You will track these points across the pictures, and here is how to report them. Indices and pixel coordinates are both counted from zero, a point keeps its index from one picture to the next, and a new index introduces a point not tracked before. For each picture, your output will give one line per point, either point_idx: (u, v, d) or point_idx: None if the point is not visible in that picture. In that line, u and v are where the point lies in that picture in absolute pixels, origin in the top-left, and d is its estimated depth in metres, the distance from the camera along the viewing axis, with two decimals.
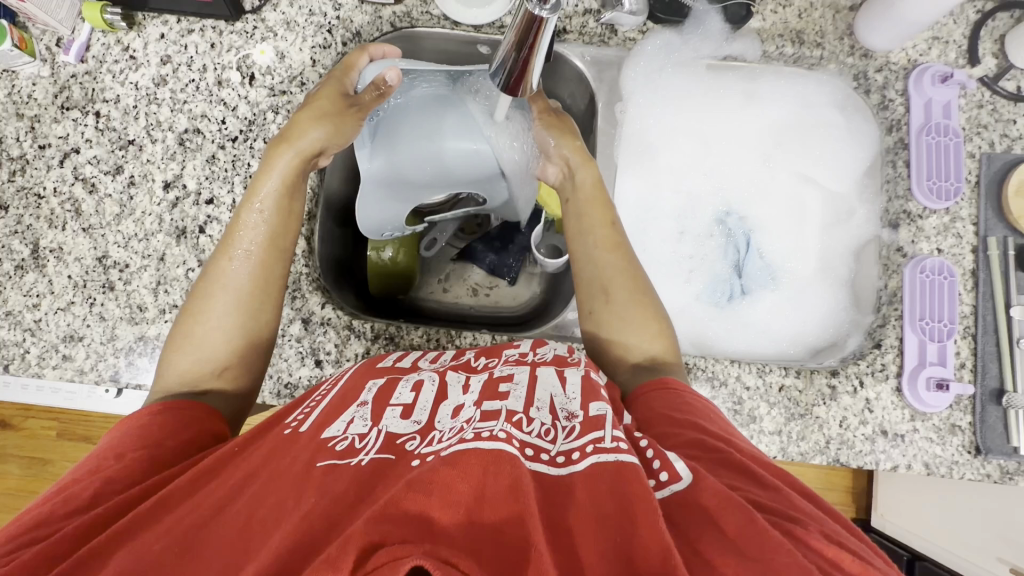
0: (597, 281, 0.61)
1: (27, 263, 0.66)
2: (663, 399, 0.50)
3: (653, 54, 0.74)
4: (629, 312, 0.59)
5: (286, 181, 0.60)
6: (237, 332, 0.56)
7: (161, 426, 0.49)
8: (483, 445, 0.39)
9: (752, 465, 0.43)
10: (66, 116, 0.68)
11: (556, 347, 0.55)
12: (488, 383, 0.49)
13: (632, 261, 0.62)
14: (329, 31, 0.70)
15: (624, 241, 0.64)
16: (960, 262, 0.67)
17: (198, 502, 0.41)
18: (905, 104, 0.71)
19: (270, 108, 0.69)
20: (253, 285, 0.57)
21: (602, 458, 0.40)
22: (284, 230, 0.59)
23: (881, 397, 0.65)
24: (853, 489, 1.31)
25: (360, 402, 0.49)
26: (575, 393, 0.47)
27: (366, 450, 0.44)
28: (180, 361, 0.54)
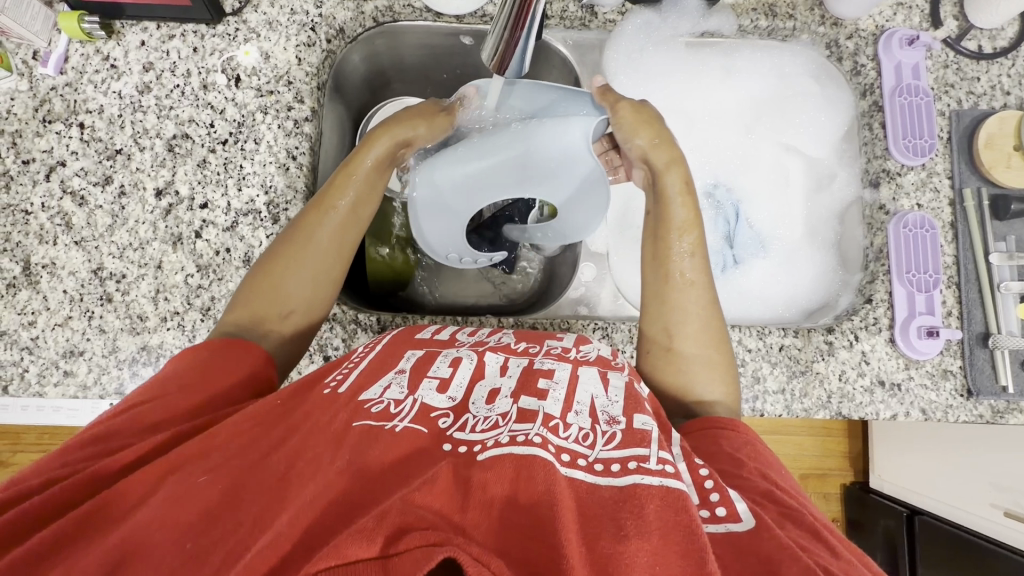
0: (669, 325, 0.59)
1: (19, 281, 0.64)
2: (730, 440, 0.51)
3: (632, 35, 0.76)
4: (700, 361, 0.58)
5: (377, 164, 0.62)
6: (313, 291, 0.57)
7: (201, 366, 0.49)
8: (517, 449, 0.41)
9: (825, 532, 0.42)
10: (48, 129, 0.67)
11: (598, 346, 0.56)
12: (527, 375, 0.49)
13: (715, 307, 0.60)
14: (312, 29, 0.70)
15: (708, 279, 0.60)
16: (939, 215, 0.70)
17: (243, 444, 0.42)
18: (876, 68, 0.74)
19: (259, 108, 0.68)
20: (334, 248, 0.59)
21: (647, 480, 0.40)
22: (366, 205, 0.61)
23: (876, 349, 0.68)
24: (849, 454, 1.36)
25: (398, 369, 0.50)
26: (617, 397, 0.48)
27: (400, 416, 0.45)
28: (251, 302, 0.55)
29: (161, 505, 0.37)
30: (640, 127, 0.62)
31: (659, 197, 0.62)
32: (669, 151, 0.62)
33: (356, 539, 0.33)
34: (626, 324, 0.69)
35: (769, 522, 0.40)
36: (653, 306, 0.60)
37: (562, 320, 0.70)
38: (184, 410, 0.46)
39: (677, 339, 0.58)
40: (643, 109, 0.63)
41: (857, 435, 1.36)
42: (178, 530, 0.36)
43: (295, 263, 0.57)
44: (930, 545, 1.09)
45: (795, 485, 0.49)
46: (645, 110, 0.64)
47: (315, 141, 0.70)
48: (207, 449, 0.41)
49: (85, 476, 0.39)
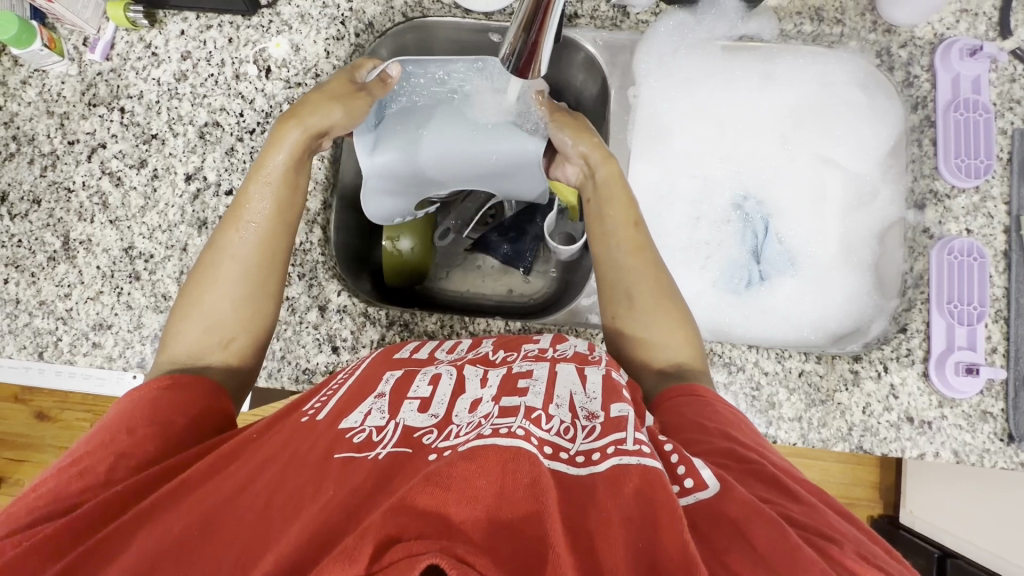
0: (620, 285, 0.59)
1: (58, 255, 0.68)
2: (695, 406, 0.49)
3: (665, 36, 0.73)
4: (658, 315, 0.57)
5: (293, 155, 0.61)
6: (247, 307, 0.57)
7: (171, 400, 0.50)
8: (502, 442, 0.39)
9: (787, 481, 0.42)
10: (93, 112, 0.70)
11: (576, 343, 0.56)
12: (506, 377, 0.49)
13: (657, 265, 0.60)
14: (342, 23, 0.71)
15: (648, 243, 0.61)
16: (992, 243, 0.65)
17: (218, 483, 0.43)
18: (931, 80, 0.68)
19: (286, 100, 0.70)
20: (260, 256, 0.58)
21: (625, 460, 0.39)
22: (290, 203, 0.60)
23: (907, 382, 0.63)
24: (879, 485, 1.28)
25: (377, 394, 0.51)
26: (596, 393, 0.46)
27: (382, 444, 0.45)
28: (190, 332, 0.56)
29: (140, 550, 0.39)
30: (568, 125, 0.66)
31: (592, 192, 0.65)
32: (597, 144, 0.64)
33: (339, 560, 0.32)
34: None
35: (732, 481, 0.40)
36: (608, 273, 0.60)
37: (572, 327, 0.68)
38: (156, 448, 0.48)
39: (632, 297, 0.58)
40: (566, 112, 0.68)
41: (890, 466, 1.28)
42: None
43: (219, 276, 0.56)
44: None
45: (763, 440, 0.48)
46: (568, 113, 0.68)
47: None
48: (179, 490, 0.42)
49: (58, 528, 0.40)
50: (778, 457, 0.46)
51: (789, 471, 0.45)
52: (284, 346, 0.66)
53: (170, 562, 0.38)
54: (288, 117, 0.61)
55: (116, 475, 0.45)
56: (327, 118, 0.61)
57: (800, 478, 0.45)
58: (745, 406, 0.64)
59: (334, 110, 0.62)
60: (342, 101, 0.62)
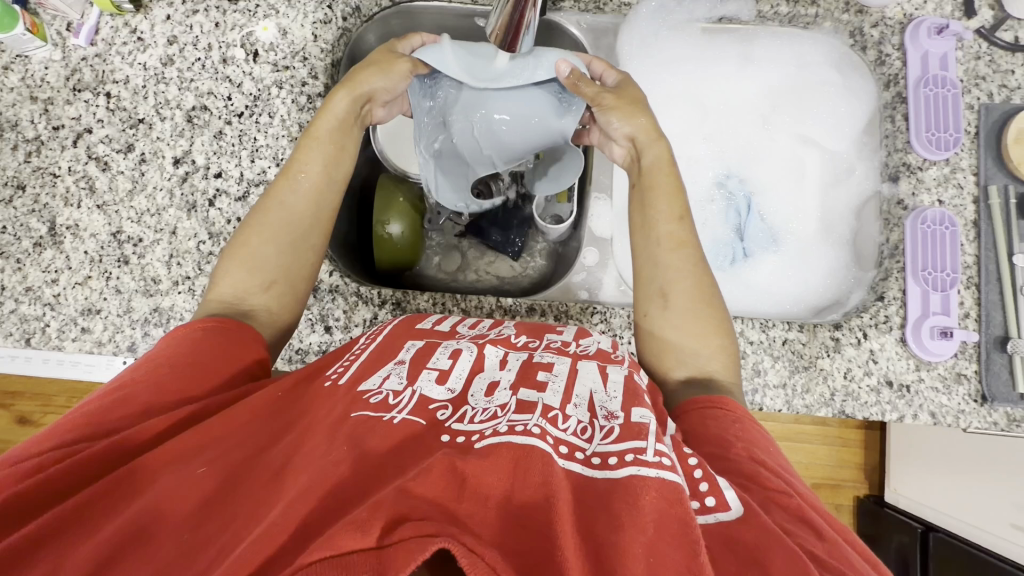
0: (656, 284, 0.59)
1: (44, 240, 0.68)
2: (718, 421, 0.51)
3: (646, 21, 0.76)
4: (695, 316, 0.57)
5: (341, 122, 0.62)
6: (290, 251, 0.59)
7: (203, 346, 0.51)
8: (516, 439, 0.41)
9: (811, 513, 0.42)
10: (78, 97, 0.70)
11: (599, 341, 0.57)
12: (526, 367, 0.50)
13: (699, 263, 0.59)
14: (329, 7, 0.72)
15: (692, 238, 0.60)
16: (962, 213, 0.67)
17: (246, 437, 0.44)
18: (902, 58, 0.71)
19: (274, 83, 0.70)
20: (305, 213, 0.60)
21: (645, 471, 0.39)
22: (337, 166, 0.62)
23: (885, 348, 0.65)
24: (864, 465, 1.31)
25: (398, 359, 0.52)
26: (616, 392, 0.48)
27: (399, 407, 0.46)
28: (231, 277, 0.57)
29: (164, 489, 0.39)
30: (620, 100, 0.62)
31: (641, 172, 0.62)
32: (650, 125, 0.62)
33: (351, 531, 0.32)
34: (625, 308, 0.69)
35: (755, 507, 0.41)
36: (646, 268, 0.60)
37: (561, 303, 0.70)
38: (186, 392, 0.48)
39: (670, 296, 0.58)
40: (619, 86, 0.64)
41: (874, 446, 1.31)
42: (180, 516, 0.38)
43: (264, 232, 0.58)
44: (944, 563, 1.05)
45: (787, 464, 0.48)
46: (622, 85, 0.64)
47: None
48: (207, 436, 0.43)
49: (88, 455, 0.41)
50: (803, 485, 0.47)
51: (815, 503, 0.45)
52: None
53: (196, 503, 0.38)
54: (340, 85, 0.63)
55: (147, 410, 0.46)
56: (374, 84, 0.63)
57: (823, 507, 0.45)
58: None
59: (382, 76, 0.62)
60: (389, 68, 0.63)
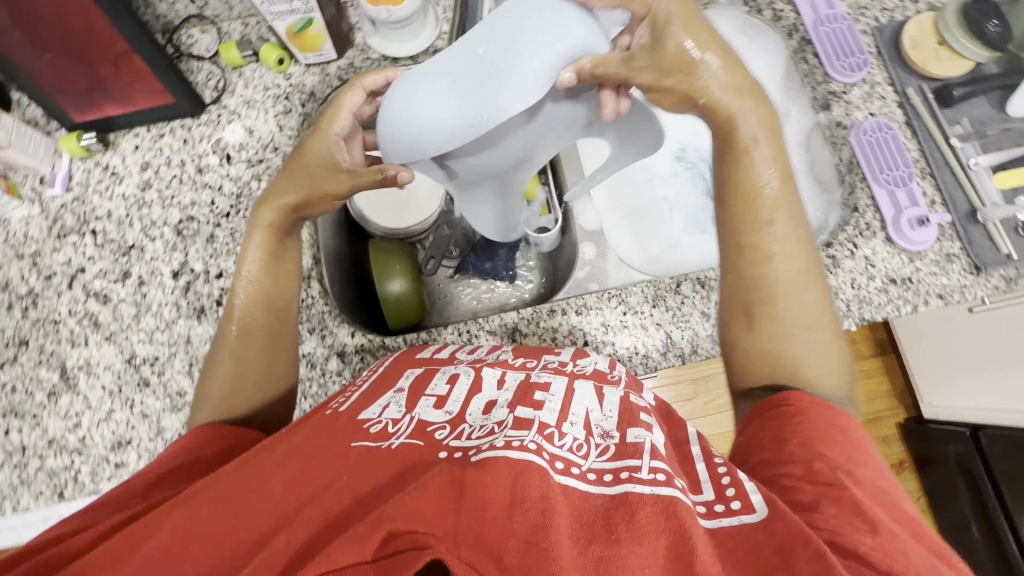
0: (761, 279, 0.53)
1: (58, 387, 0.67)
2: (783, 420, 0.46)
3: None
4: (801, 329, 0.52)
5: (264, 247, 0.61)
6: (251, 386, 0.58)
7: (197, 438, 0.53)
8: (513, 454, 0.40)
9: (871, 508, 0.39)
10: (65, 242, 0.71)
11: (596, 360, 0.59)
12: (525, 387, 0.51)
13: (810, 258, 0.54)
14: (287, 98, 0.76)
15: (799, 224, 0.55)
16: (893, 117, 0.75)
17: (249, 469, 0.44)
18: (794, 10, 0.81)
19: (253, 177, 0.74)
20: (258, 342, 0.59)
21: (640, 488, 0.39)
22: (275, 287, 0.61)
23: (877, 251, 0.70)
24: (894, 389, 1.34)
25: (396, 389, 0.54)
26: (611, 411, 0.49)
27: (397, 434, 0.47)
28: (204, 412, 0.57)
29: (172, 529, 0.40)
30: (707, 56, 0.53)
31: (729, 142, 0.55)
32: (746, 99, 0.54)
33: (348, 546, 0.34)
34: (639, 286, 0.71)
35: (783, 508, 0.38)
36: (754, 263, 0.54)
37: (577, 298, 0.71)
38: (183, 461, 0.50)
39: (765, 312, 0.53)
40: (705, 50, 0.52)
41: (896, 368, 1.35)
42: (184, 555, 0.38)
43: (241, 341, 0.59)
44: (1001, 457, 1.05)
45: (864, 456, 0.43)
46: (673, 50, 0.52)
47: None
48: (208, 486, 0.44)
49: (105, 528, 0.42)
50: (881, 479, 0.42)
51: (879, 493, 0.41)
52: (314, 403, 0.66)
53: (199, 538, 0.39)
54: (262, 201, 0.62)
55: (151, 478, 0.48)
56: (297, 191, 0.60)
57: (890, 499, 0.41)
58: None
59: (305, 183, 0.60)
60: (311, 171, 0.60)
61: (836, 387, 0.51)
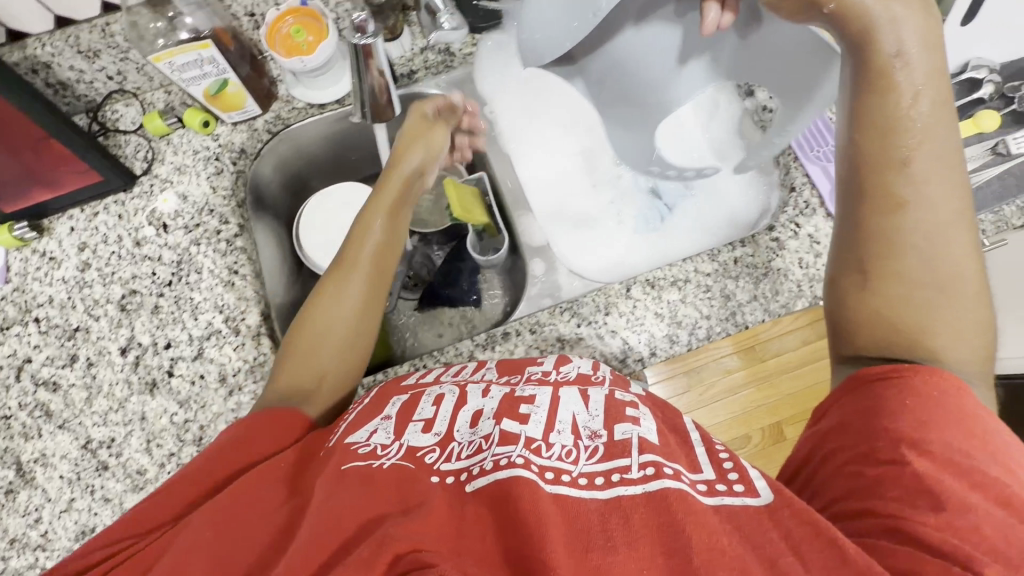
0: (892, 233, 0.47)
1: (16, 484, 0.65)
2: (893, 392, 0.43)
3: (490, 56, 0.82)
4: (943, 294, 0.47)
5: (388, 208, 0.70)
6: (342, 353, 0.62)
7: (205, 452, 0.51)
8: (503, 474, 0.42)
9: (943, 478, 0.38)
10: (8, 335, 0.70)
11: (579, 364, 0.59)
12: (510, 401, 0.51)
13: (957, 209, 0.47)
14: (217, 159, 0.77)
15: (948, 173, 0.47)
16: None
17: (251, 496, 0.44)
18: None
19: (191, 242, 0.73)
20: (359, 306, 0.63)
21: (631, 489, 0.40)
22: (385, 255, 0.68)
23: (820, 228, 0.71)
24: None
25: (383, 415, 0.53)
26: (597, 410, 0.49)
27: (387, 455, 0.47)
28: (288, 376, 0.59)
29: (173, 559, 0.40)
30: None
31: (878, 63, 0.48)
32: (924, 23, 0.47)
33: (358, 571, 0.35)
34: (589, 295, 0.71)
35: (788, 495, 0.40)
36: (882, 216, 0.48)
37: (531, 316, 0.71)
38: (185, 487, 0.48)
39: (888, 274, 0.48)
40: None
41: None
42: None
43: (346, 334, 0.62)
44: None
45: (981, 435, 0.41)
46: None
47: (251, 251, 0.75)
48: (208, 510, 0.43)
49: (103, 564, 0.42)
50: (980, 450, 0.40)
51: (970, 471, 0.39)
52: None
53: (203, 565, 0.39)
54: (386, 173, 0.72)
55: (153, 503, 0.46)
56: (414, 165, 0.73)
57: (974, 471, 0.39)
58: (707, 309, 0.69)
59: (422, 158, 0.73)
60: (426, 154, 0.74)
61: (972, 359, 0.46)
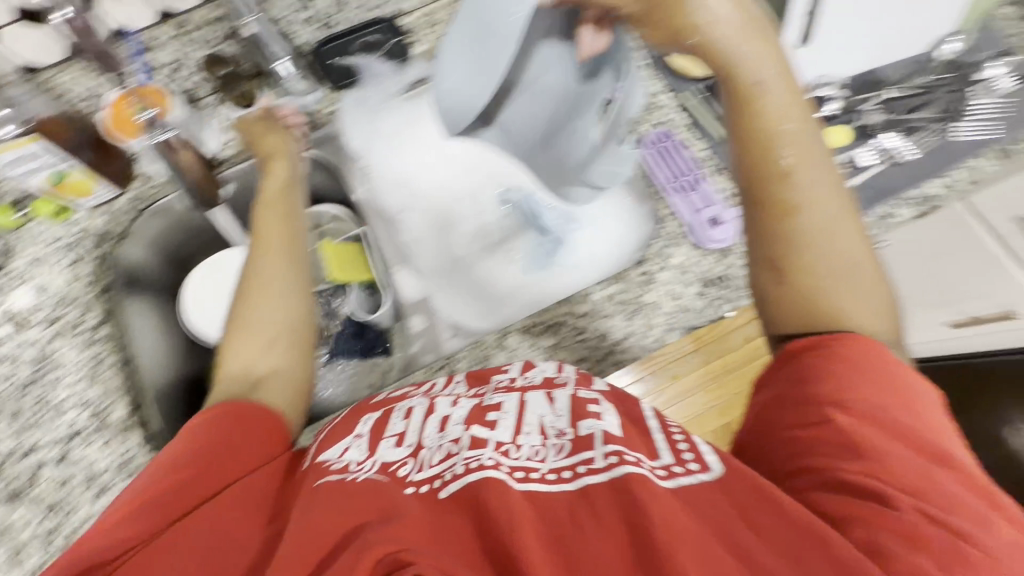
0: (794, 231, 0.51)
1: None
2: (823, 361, 0.47)
3: (353, 113, 0.81)
4: (840, 279, 0.51)
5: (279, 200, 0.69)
6: (276, 350, 0.62)
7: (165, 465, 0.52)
8: (473, 476, 0.42)
9: (870, 443, 0.42)
10: None
11: (543, 367, 0.58)
12: (476, 410, 0.52)
13: (840, 195, 0.52)
14: (76, 247, 0.75)
15: (826, 164, 0.52)
16: (676, 123, 0.77)
17: (223, 520, 0.46)
18: None
19: (52, 337, 0.72)
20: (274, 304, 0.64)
21: (595, 479, 0.41)
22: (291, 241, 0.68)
23: (688, 257, 0.71)
24: None
25: (355, 434, 0.55)
26: (563, 410, 0.49)
27: (360, 471, 0.48)
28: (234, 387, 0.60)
29: None
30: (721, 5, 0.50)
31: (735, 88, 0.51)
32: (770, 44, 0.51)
33: None
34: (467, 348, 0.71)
35: (737, 466, 0.42)
36: (784, 215, 0.51)
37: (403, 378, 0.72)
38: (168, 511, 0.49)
39: (797, 268, 0.51)
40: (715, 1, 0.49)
41: None
42: None
43: (279, 337, 0.62)
44: None
45: (910, 395, 0.44)
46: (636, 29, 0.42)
47: (117, 338, 0.73)
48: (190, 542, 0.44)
49: None
50: (909, 415, 0.43)
51: (902, 431, 0.42)
52: None
53: None
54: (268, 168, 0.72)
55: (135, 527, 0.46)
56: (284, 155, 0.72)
57: (895, 424, 0.43)
58: (583, 352, 0.69)
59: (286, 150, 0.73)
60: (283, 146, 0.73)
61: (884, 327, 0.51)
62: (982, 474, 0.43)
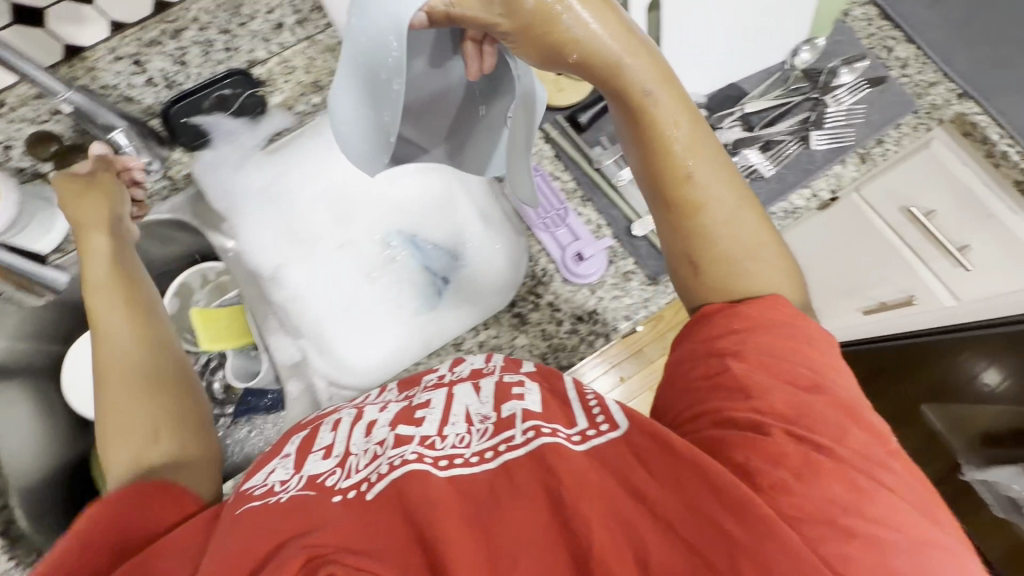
0: (698, 225, 0.51)
1: None
2: (723, 324, 0.48)
3: (209, 173, 0.78)
4: (751, 258, 0.51)
5: (105, 263, 0.65)
6: (154, 402, 0.58)
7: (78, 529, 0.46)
8: (398, 473, 0.41)
9: (779, 402, 0.42)
10: None
11: (472, 360, 0.58)
12: (405, 411, 0.51)
13: (735, 179, 0.52)
14: None
15: (716, 152, 0.52)
16: (542, 154, 0.76)
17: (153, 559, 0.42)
18: None
19: None
20: (128, 365, 0.59)
21: (516, 455, 0.42)
22: (128, 298, 0.64)
23: (559, 293, 0.70)
24: None
25: (284, 455, 0.52)
26: (487, 396, 0.49)
27: (287, 489, 0.45)
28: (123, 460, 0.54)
29: None
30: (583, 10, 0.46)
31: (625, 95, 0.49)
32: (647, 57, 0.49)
33: None
34: None
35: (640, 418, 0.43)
36: (688, 209, 0.51)
37: None
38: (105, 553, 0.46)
39: (710, 258, 0.51)
40: (586, 7, 0.46)
41: None
42: None
43: (154, 395, 0.58)
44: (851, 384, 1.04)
45: (818, 344, 0.46)
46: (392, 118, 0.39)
47: None
48: None
49: None
50: (815, 366, 0.44)
51: (793, 374, 0.43)
52: None
53: None
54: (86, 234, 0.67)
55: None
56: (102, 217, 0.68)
57: (808, 377, 0.43)
58: None
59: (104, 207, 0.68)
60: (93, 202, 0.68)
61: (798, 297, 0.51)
62: (864, 397, 0.44)
